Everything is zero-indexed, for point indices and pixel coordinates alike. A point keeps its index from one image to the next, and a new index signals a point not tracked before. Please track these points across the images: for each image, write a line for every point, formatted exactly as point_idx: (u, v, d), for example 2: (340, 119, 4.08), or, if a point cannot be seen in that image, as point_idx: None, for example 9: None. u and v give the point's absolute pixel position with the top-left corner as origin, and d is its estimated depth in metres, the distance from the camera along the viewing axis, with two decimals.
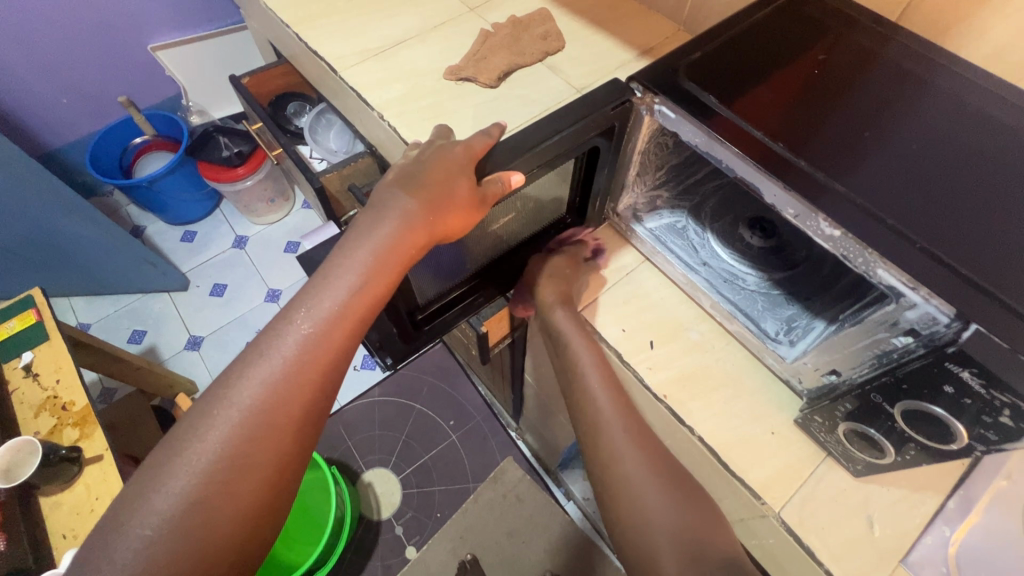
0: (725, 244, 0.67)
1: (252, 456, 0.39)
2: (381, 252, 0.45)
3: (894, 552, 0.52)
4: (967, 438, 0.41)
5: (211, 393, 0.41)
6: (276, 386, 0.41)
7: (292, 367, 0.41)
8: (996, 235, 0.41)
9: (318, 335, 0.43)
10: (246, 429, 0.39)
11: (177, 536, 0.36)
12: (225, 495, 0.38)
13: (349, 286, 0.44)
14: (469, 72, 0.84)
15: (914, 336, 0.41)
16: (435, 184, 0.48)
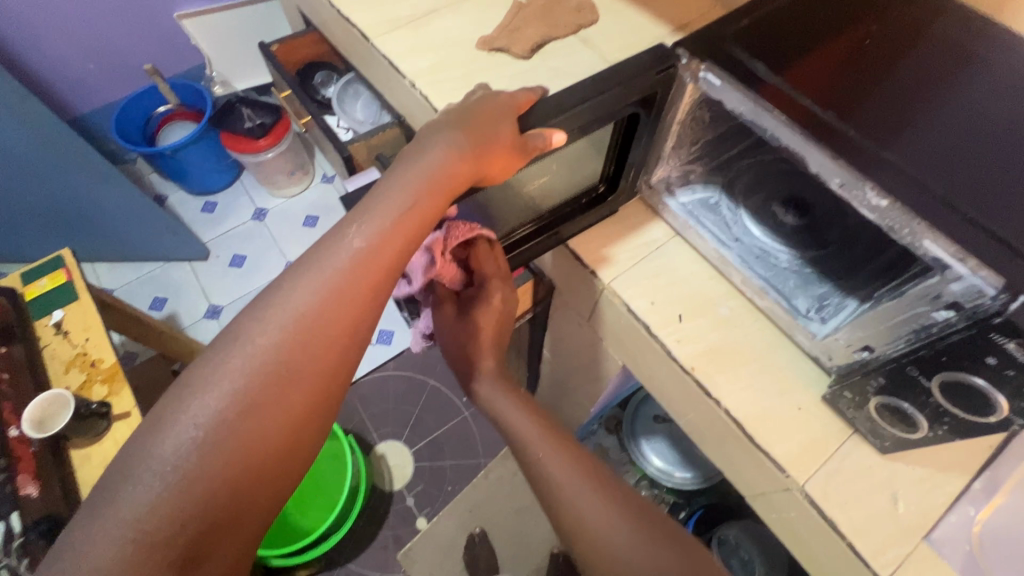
0: (758, 220, 0.66)
1: (289, 391, 0.40)
2: (429, 202, 0.46)
3: (918, 529, 0.52)
4: (1007, 411, 0.42)
5: (244, 328, 0.40)
6: (319, 325, 0.41)
7: (334, 311, 0.42)
8: None
9: (355, 284, 0.43)
10: (282, 371, 0.40)
11: (205, 464, 0.37)
12: (262, 427, 0.39)
13: (383, 235, 0.44)
14: (503, 43, 0.83)
15: (957, 310, 0.41)
16: (484, 134, 0.48)
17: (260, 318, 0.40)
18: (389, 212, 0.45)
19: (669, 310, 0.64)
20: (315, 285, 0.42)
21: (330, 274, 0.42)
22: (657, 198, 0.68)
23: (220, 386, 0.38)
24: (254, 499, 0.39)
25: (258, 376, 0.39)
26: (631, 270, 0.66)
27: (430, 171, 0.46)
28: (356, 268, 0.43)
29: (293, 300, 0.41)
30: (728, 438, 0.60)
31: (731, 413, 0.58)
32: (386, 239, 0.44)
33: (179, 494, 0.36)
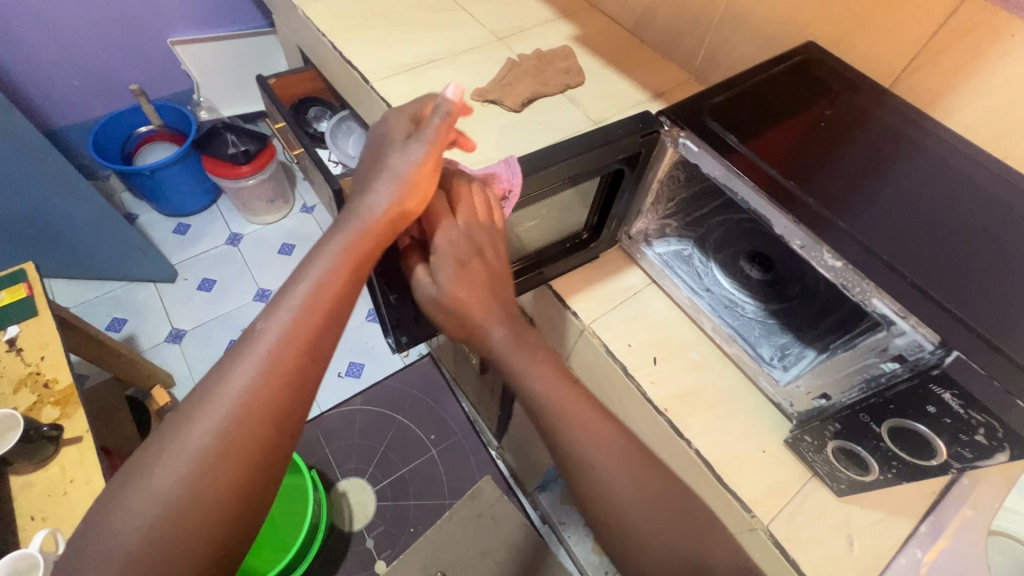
0: (726, 273, 0.71)
1: (260, 414, 0.40)
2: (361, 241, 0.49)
3: (871, 570, 0.55)
4: (946, 455, 0.45)
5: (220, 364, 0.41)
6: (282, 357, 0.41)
7: (285, 348, 0.42)
8: (980, 279, 0.46)
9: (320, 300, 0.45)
10: (255, 390, 0.40)
11: (185, 496, 0.37)
12: (236, 456, 0.38)
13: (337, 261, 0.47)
14: (496, 96, 0.89)
15: (901, 362, 0.46)
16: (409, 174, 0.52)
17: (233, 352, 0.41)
18: (335, 252, 0.48)
19: (645, 354, 0.67)
20: (271, 326, 0.42)
21: (287, 312, 0.43)
22: (636, 247, 0.73)
23: (196, 425, 0.38)
24: (235, 519, 0.38)
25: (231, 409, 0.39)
26: (609, 314, 0.70)
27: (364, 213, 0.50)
28: (309, 300, 0.44)
29: (251, 343, 0.42)
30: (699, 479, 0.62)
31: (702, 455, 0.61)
32: (335, 271, 0.46)
33: (164, 528, 0.36)
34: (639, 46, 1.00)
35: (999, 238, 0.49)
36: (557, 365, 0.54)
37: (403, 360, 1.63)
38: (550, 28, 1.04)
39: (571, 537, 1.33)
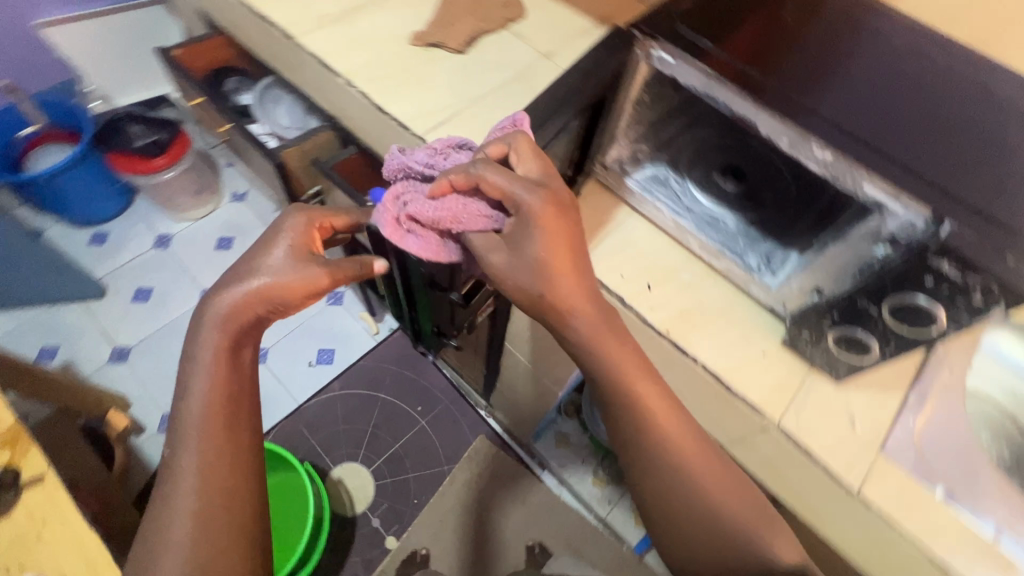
0: (703, 189, 0.70)
1: (221, 441, 0.51)
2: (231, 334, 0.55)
3: (875, 444, 0.59)
4: (945, 322, 0.47)
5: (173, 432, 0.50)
6: (209, 449, 0.50)
7: (205, 447, 0.50)
8: (952, 153, 0.48)
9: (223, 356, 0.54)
10: (206, 431, 0.50)
11: (200, 513, 0.47)
12: (221, 477, 0.49)
13: (220, 328, 0.55)
14: (438, 38, 0.83)
15: (893, 243, 0.47)
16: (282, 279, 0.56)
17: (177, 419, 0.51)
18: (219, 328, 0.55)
19: (637, 281, 0.67)
20: (183, 442, 0.50)
21: (190, 420, 0.51)
22: (614, 178, 0.72)
23: (177, 479, 0.48)
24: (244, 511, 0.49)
25: (183, 500, 0.48)
26: (598, 248, 0.69)
27: (222, 313, 0.55)
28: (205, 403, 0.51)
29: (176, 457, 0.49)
30: (707, 392, 0.64)
31: (710, 369, 0.62)
32: (227, 334, 0.55)
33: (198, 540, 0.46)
34: None
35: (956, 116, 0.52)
36: (642, 359, 0.54)
37: (375, 337, 1.57)
38: None
39: (571, 477, 1.35)
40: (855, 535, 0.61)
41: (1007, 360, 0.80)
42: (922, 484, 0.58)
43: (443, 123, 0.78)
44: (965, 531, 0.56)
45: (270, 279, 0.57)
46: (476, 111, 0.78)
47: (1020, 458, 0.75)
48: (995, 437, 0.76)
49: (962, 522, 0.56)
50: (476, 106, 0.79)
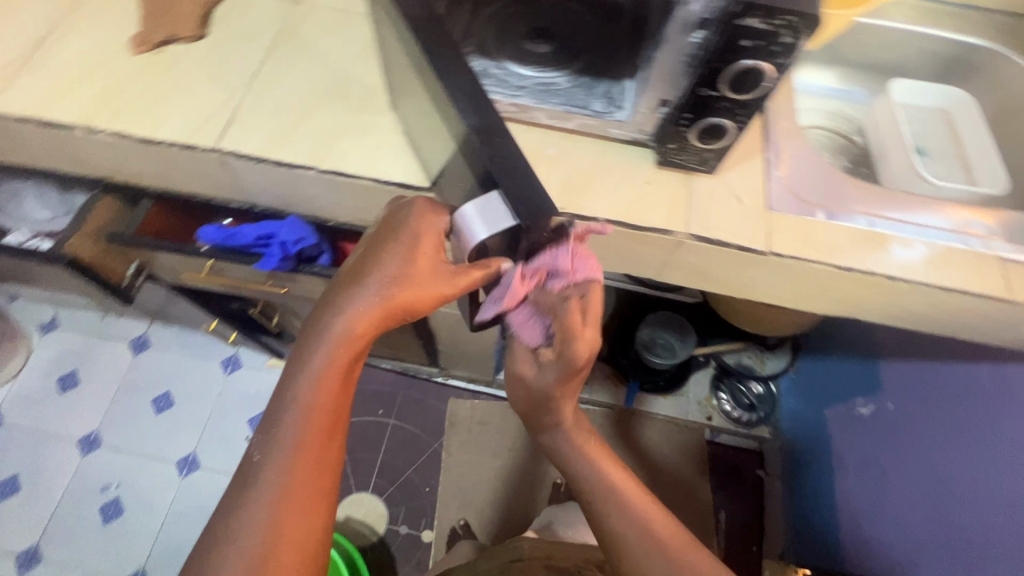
0: (522, 63, 0.68)
1: (300, 486, 0.51)
2: (342, 359, 0.52)
3: (763, 206, 0.66)
4: (772, 73, 0.51)
5: (260, 448, 0.51)
6: (295, 480, 0.50)
7: (301, 468, 0.51)
8: None
9: (326, 384, 0.52)
10: (287, 467, 0.51)
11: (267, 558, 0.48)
12: (296, 525, 0.50)
13: (325, 352, 0.52)
14: (164, 33, 0.71)
15: (705, 26, 0.49)
16: (392, 290, 0.52)
17: (270, 437, 0.51)
18: (326, 351, 0.52)
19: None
20: (279, 447, 0.51)
21: (287, 434, 0.51)
22: None
23: (252, 500, 0.50)
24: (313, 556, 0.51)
25: (266, 522, 0.49)
26: None
27: (346, 332, 0.52)
28: (303, 421, 0.51)
29: (268, 464, 0.50)
30: (621, 241, 0.68)
31: (613, 219, 0.65)
32: (336, 364, 0.52)
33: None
34: None
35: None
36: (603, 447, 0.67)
37: None
38: None
39: None
40: (779, 286, 0.70)
41: (812, 89, 0.93)
42: (808, 217, 0.66)
43: (231, 122, 0.67)
44: (849, 233, 0.66)
45: (388, 283, 0.52)
46: (257, 94, 0.69)
47: (857, 159, 0.89)
48: (832, 152, 0.89)
49: (845, 228, 0.66)
50: (255, 88, 0.70)
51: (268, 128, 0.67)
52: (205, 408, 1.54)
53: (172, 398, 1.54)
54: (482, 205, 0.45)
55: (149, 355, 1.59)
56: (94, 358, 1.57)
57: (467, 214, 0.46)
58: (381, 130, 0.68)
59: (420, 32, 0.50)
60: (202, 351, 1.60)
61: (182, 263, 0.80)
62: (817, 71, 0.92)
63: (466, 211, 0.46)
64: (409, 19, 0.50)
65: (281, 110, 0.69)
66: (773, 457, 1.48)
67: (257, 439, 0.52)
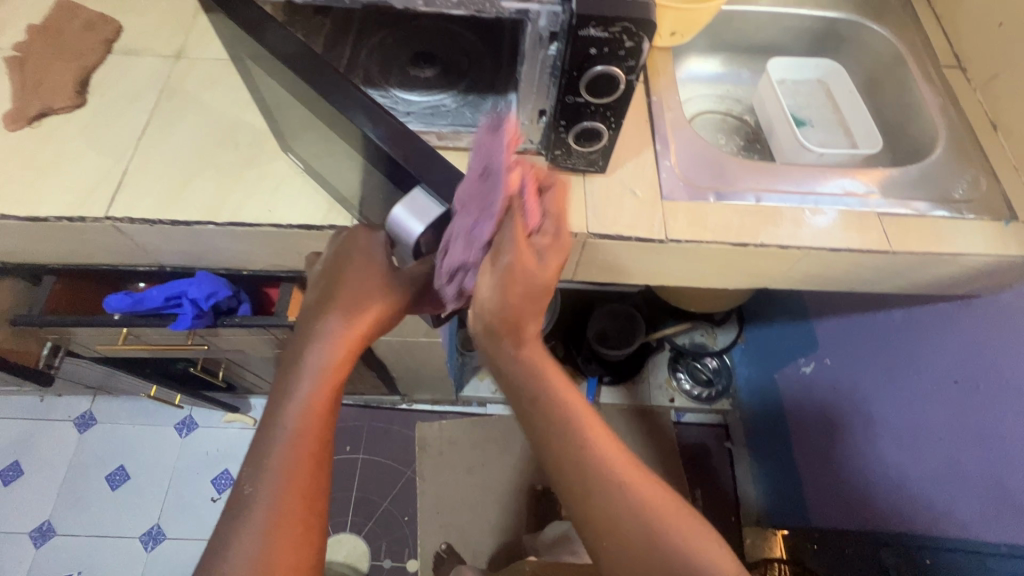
0: (409, 89, 0.69)
1: (290, 538, 0.44)
2: (325, 382, 0.48)
3: (656, 197, 0.69)
4: (624, 76, 0.53)
5: (240, 502, 0.44)
6: (290, 507, 0.44)
7: (297, 489, 0.45)
8: None
9: (308, 422, 0.47)
10: (274, 519, 0.43)
11: None
12: None
13: (305, 386, 0.47)
14: (38, 105, 0.69)
15: (557, 37, 0.52)
16: (360, 304, 0.48)
17: (250, 488, 0.44)
18: (305, 387, 0.47)
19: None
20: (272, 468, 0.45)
21: (278, 456, 0.45)
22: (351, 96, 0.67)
23: (234, 561, 0.42)
24: None
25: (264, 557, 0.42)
26: None
27: (325, 363, 0.48)
28: (292, 446, 0.46)
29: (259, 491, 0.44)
30: None
31: None
32: (316, 400, 0.47)
33: None
34: None
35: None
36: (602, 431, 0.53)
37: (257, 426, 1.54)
38: None
39: None
40: (687, 268, 0.73)
41: (698, 76, 0.98)
42: (700, 201, 0.69)
43: (121, 187, 0.66)
44: (739, 210, 0.70)
45: (357, 298, 0.49)
46: (146, 155, 0.68)
47: (750, 137, 0.93)
48: (727, 133, 0.94)
49: (736, 207, 0.70)
50: (142, 149, 0.69)
51: (159, 189, 0.66)
52: (164, 475, 1.48)
53: (128, 471, 1.48)
54: (412, 207, 0.41)
55: (96, 431, 1.52)
56: (36, 444, 1.50)
57: (400, 219, 0.42)
58: (277, 173, 0.68)
59: (282, 75, 0.51)
60: (152, 417, 1.54)
61: (97, 335, 0.77)
62: (702, 58, 0.97)
63: (397, 215, 0.42)
64: (269, 63, 0.51)
65: (172, 166, 0.68)
66: (737, 428, 1.52)
67: (234, 491, 0.45)
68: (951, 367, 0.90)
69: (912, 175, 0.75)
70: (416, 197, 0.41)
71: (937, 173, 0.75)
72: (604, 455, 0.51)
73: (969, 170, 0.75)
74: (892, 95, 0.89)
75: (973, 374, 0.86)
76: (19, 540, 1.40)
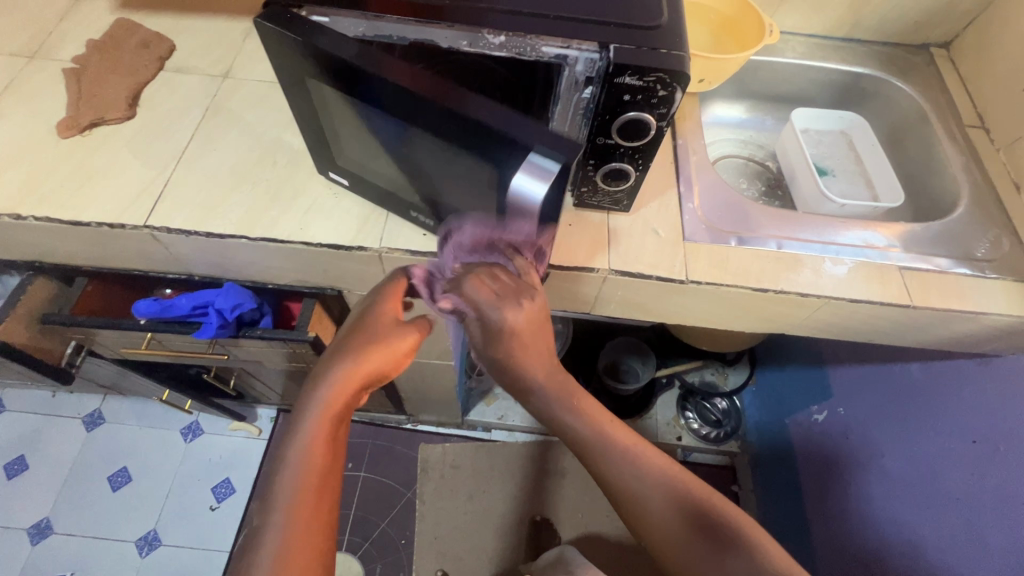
0: None
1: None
2: (336, 409, 0.47)
3: (679, 238, 0.71)
4: (656, 122, 0.54)
5: (246, 538, 0.41)
6: (296, 539, 0.41)
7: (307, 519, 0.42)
8: None
9: (317, 445, 0.45)
10: (277, 555, 0.40)
11: None
12: None
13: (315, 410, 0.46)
14: (91, 116, 0.72)
15: (594, 82, 0.53)
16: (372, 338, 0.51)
17: (256, 523, 0.42)
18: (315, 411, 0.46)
19: (424, 237, 0.68)
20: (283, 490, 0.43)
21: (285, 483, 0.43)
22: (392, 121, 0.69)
23: None
24: None
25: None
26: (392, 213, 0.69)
27: (334, 387, 0.48)
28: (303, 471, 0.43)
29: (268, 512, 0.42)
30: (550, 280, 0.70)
31: None
32: (325, 424, 0.46)
33: None
34: None
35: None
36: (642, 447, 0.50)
37: (262, 436, 1.54)
38: (85, 10, 0.85)
39: None
40: (705, 309, 0.73)
41: (722, 121, 1.00)
42: (722, 245, 0.70)
43: (161, 197, 0.69)
44: (760, 256, 0.70)
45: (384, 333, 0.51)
46: (188, 168, 0.71)
47: (772, 183, 0.95)
48: (749, 178, 0.95)
49: (757, 252, 0.70)
50: (185, 162, 0.72)
51: (198, 201, 0.69)
52: (165, 480, 1.48)
53: (130, 473, 1.48)
54: (531, 173, 0.45)
55: (103, 431, 1.53)
56: (43, 439, 1.51)
57: (521, 191, 0.46)
58: (311, 192, 0.70)
59: None
60: (159, 420, 1.55)
61: (121, 338, 0.79)
62: (727, 104, 1.00)
63: (516, 190, 0.46)
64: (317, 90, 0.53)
65: (212, 181, 0.70)
66: (745, 472, 1.49)
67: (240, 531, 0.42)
68: (969, 426, 0.88)
69: (933, 231, 0.76)
70: (532, 163, 0.45)
71: (959, 231, 0.76)
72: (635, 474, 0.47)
73: (991, 230, 0.76)
74: (915, 152, 0.90)
75: (992, 435, 0.84)
76: (16, 536, 1.40)
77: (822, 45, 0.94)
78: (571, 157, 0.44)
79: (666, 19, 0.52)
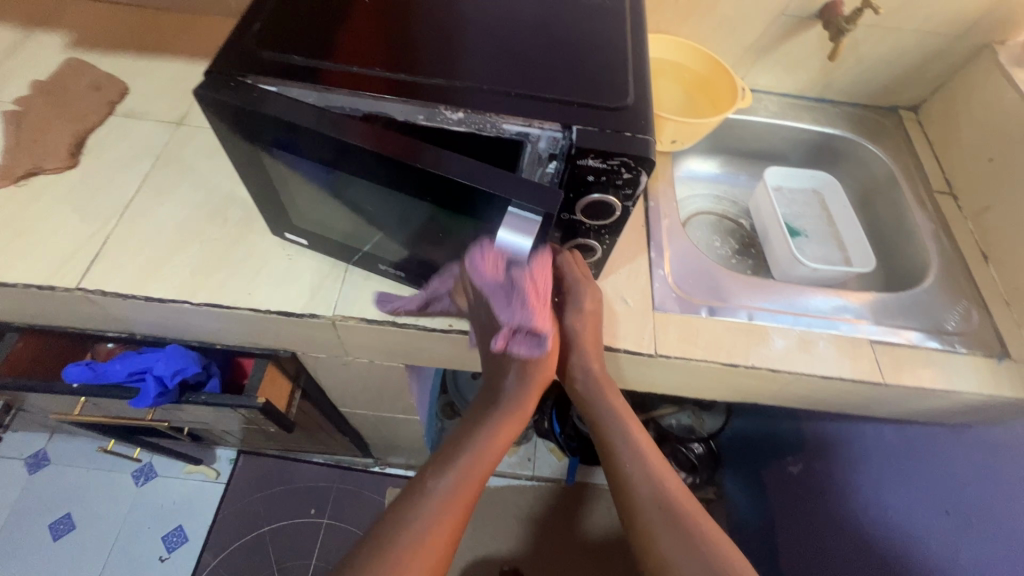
0: None
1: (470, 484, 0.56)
2: (533, 396, 0.63)
3: (648, 307, 0.68)
4: (621, 203, 0.52)
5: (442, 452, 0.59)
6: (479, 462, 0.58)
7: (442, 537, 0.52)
8: (561, 64, 0.53)
9: (515, 407, 0.62)
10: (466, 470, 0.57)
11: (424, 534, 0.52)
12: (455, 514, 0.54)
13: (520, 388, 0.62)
14: (27, 165, 0.68)
15: (557, 159, 0.50)
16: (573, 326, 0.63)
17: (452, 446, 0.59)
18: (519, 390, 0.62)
19: (382, 303, 0.64)
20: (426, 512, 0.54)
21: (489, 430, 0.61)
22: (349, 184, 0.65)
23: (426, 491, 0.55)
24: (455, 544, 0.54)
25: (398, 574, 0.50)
26: (349, 276, 0.66)
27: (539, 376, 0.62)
28: (452, 495, 0.55)
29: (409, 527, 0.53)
30: None
31: None
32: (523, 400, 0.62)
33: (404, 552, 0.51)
34: (158, 16, 0.86)
35: (553, 19, 0.58)
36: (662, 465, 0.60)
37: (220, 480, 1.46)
38: (35, 46, 0.81)
39: None
40: (675, 380, 0.70)
41: (696, 175, 0.99)
42: (692, 314, 0.68)
43: (98, 257, 0.64)
44: (730, 327, 0.68)
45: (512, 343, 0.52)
46: (131, 223, 0.67)
47: (745, 241, 0.94)
48: (722, 235, 0.94)
49: (727, 323, 0.69)
50: (128, 218, 0.67)
51: (138, 261, 0.64)
52: (111, 528, 1.38)
53: (73, 520, 1.38)
54: (514, 225, 0.43)
55: (47, 473, 1.43)
56: None
57: (506, 241, 0.44)
58: (264, 252, 0.66)
59: None
60: (109, 462, 1.46)
61: (51, 401, 0.73)
62: (701, 159, 0.99)
63: (502, 240, 0.44)
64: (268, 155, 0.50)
65: (156, 238, 0.66)
66: (720, 521, 1.46)
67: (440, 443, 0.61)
68: (942, 495, 0.87)
69: (902, 302, 0.76)
70: (513, 217, 0.43)
71: (929, 303, 0.75)
72: (655, 481, 0.58)
73: (960, 302, 0.75)
74: (886, 214, 0.91)
75: (965, 507, 0.83)
76: None
77: (794, 104, 0.95)
78: (551, 204, 0.43)
79: (632, 99, 0.51)
